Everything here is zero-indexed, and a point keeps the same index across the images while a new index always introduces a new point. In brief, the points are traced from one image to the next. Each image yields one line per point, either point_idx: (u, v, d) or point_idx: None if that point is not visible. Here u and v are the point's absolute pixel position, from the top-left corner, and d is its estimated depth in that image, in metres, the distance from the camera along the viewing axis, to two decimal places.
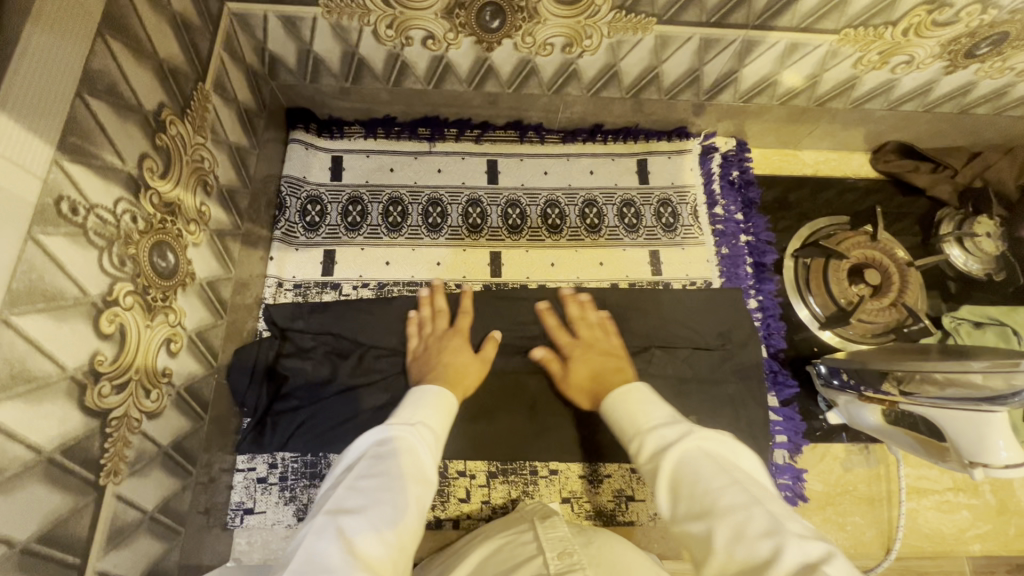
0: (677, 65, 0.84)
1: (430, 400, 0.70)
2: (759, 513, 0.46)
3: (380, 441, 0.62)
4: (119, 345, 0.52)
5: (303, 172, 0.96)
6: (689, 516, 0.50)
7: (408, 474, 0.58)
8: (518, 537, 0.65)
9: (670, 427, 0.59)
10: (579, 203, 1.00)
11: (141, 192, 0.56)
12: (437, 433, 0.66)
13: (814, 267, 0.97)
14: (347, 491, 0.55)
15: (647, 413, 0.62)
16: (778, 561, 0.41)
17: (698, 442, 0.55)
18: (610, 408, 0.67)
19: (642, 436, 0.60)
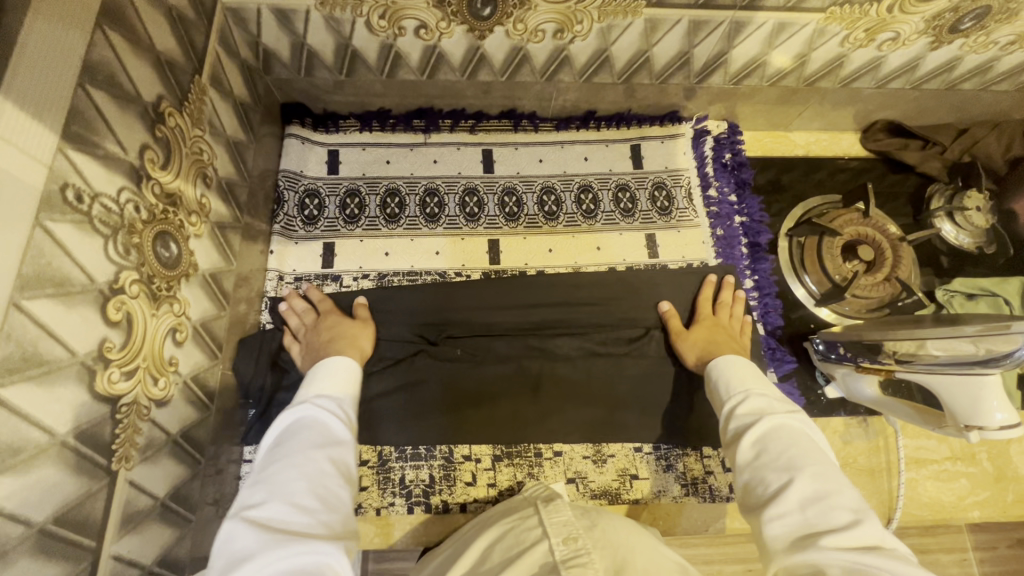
0: (666, 48, 0.85)
1: (324, 374, 0.68)
2: (849, 491, 0.50)
3: (282, 427, 0.59)
4: (126, 333, 0.53)
5: (300, 166, 0.96)
6: (768, 468, 0.54)
7: (319, 443, 0.56)
8: (522, 520, 0.66)
9: (779, 402, 0.63)
10: (575, 189, 1.01)
11: (143, 183, 0.56)
12: (339, 400, 0.64)
13: (808, 246, 0.98)
14: (254, 486, 0.51)
15: (756, 385, 0.67)
16: (857, 528, 0.46)
17: (790, 416, 0.59)
18: (720, 371, 0.72)
19: (746, 398, 0.64)
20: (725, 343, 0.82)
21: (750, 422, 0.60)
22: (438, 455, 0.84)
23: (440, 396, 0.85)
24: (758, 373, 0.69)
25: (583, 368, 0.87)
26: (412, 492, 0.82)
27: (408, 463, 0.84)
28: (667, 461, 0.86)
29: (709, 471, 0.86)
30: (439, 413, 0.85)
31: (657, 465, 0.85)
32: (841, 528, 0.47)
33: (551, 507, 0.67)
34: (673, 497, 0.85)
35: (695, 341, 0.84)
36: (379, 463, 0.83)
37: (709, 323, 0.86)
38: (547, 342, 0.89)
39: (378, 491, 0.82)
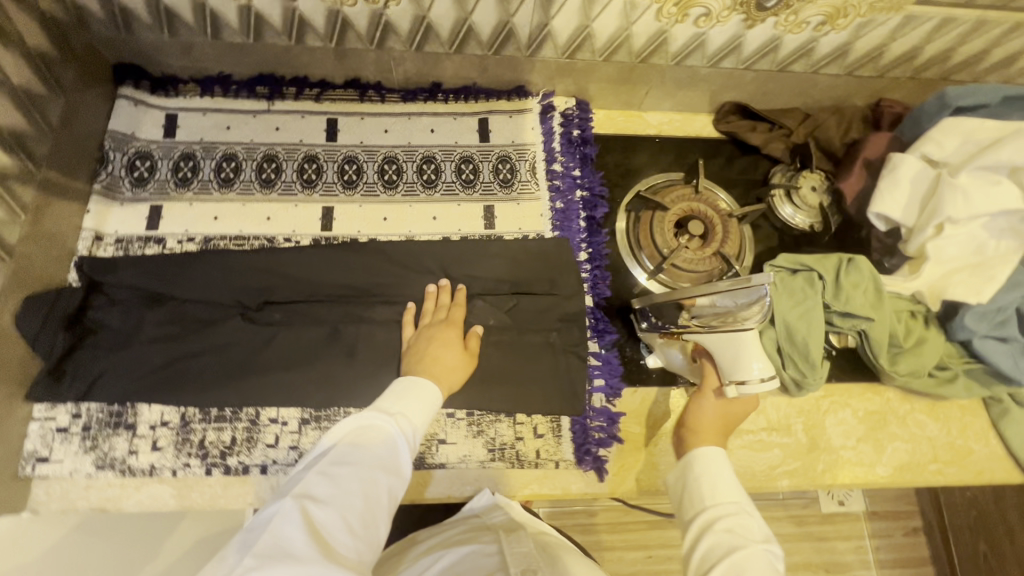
0: (484, 16, 0.86)
1: (411, 391, 0.74)
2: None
3: (362, 425, 0.68)
4: None
5: (131, 128, 0.95)
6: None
7: (381, 466, 0.64)
8: (483, 547, 0.67)
9: (757, 527, 0.64)
10: (417, 160, 1.01)
11: None
12: (417, 424, 0.71)
13: (644, 221, 0.99)
14: (318, 478, 0.61)
15: (735, 495, 0.68)
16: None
17: (765, 552, 0.61)
18: (715, 465, 0.70)
19: (728, 514, 0.65)
20: (722, 431, 0.77)
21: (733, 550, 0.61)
22: (243, 418, 0.84)
23: (251, 359, 0.85)
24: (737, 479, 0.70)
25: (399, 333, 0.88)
26: (209, 455, 0.82)
27: (211, 424, 0.83)
28: (479, 426, 0.86)
29: (520, 437, 0.86)
30: (246, 374, 0.84)
31: (467, 430, 0.85)
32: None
33: (513, 537, 0.68)
34: (479, 461, 0.85)
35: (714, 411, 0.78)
36: (181, 424, 0.82)
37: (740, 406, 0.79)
38: (367, 308, 0.89)
39: (174, 452, 0.81)
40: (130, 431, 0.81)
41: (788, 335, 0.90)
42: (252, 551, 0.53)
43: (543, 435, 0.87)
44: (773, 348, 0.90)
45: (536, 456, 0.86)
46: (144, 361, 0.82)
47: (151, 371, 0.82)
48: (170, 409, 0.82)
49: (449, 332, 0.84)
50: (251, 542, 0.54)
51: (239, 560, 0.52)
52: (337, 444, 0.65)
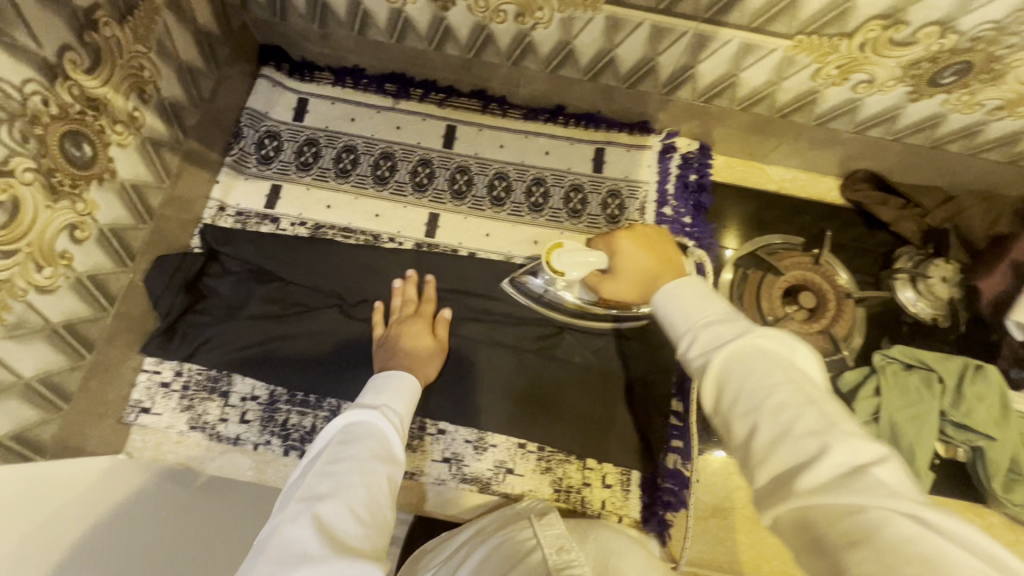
0: (629, 51, 0.84)
1: (390, 383, 0.69)
2: (843, 430, 0.41)
3: (349, 421, 0.61)
4: (10, 214, 0.57)
5: (266, 107, 0.99)
6: (732, 418, 0.46)
7: (377, 454, 0.57)
8: (516, 531, 0.65)
9: (729, 322, 0.51)
10: (528, 180, 1.00)
11: (58, 82, 0.60)
12: (403, 413, 0.66)
13: (751, 280, 0.95)
14: (314, 479, 0.53)
15: (698, 308, 0.54)
16: (825, 461, 0.39)
17: (761, 343, 0.48)
18: (661, 301, 0.57)
19: (695, 333, 0.52)
20: (658, 271, 0.63)
21: (704, 365, 0.49)
22: (326, 407, 0.87)
23: (340, 351, 0.87)
24: (692, 284, 0.56)
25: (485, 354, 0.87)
26: (290, 436, 0.85)
27: (296, 407, 0.86)
28: (547, 463, 0.85)
29: (587, 483, 0.85)
30: (333, 364, 0.86)
31: (535, 465, 0.85)
32: (819, 469, 0.39)
33: (546, 520, 0.65)
34: (544, 499, 0.84)
35: (634, 286, 0.67)
36: (269, 401, 0.86)
37: (628, 254, 0.68)
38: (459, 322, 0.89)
39: (259, 427, 0.85)
40: (223, 399, 0.85)
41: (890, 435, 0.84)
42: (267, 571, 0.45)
43: (611, 485, 0.85)
44: None
45: (601, 506, 0.84)
46: (244, 335, 0.85)
47: (248, 346, 0.85)
48: (261, 384, 0.86)
49: (417, 319, 0.83)
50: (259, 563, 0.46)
51: None
52: (327, 445, 0.58)
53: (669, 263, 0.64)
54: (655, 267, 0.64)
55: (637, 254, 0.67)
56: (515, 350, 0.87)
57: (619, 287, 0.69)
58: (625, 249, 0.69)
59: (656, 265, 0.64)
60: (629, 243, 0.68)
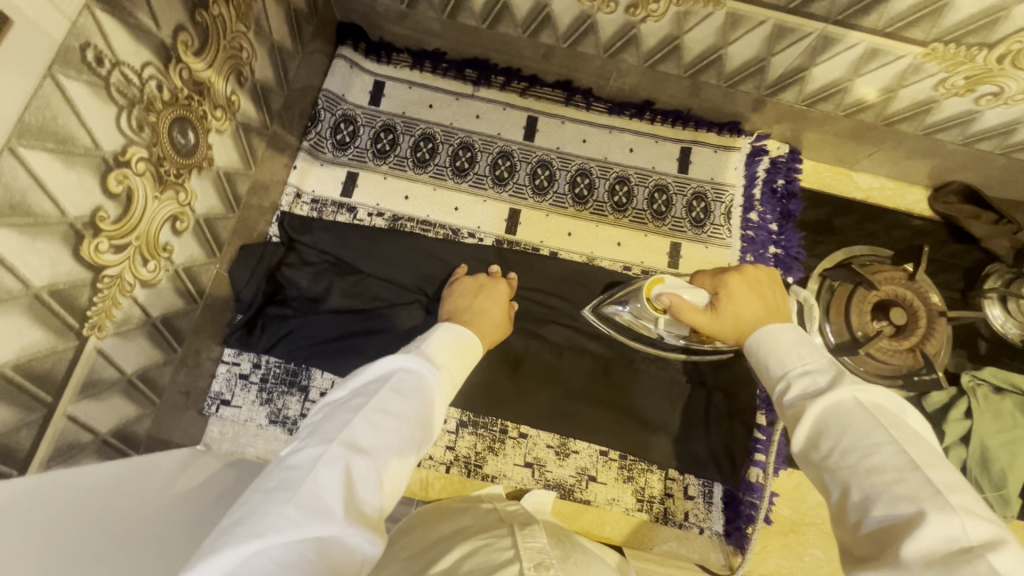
0: (743, 50, 0.79)
1: (451, 342, 0.66)
2: (950, 501, 0.37)
3: (405, 369, 0.59)
4: (124, 206, 0.54)
5: (342, 90, 0.95)
6: (824, 469, 0.44)
7: (421, 420, 0.55)
8: (497, 539, 0.58)
9: (829, 373, 0.49)
10: (611, 178, 0.97)
11: (171, 64, 0.56)
12: (453, 379, 0.64)
13: (839, 292, 0.92)
14: (362, 421, 0.51)
15: (797, 356, 0.53)
16: (925, 529, 0.36)
17: (870, 397, 0.45)
18: (759, 342, 0.57)
19: (790, 381, 0.51)
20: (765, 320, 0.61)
21: (800, 412, 0.47)
22: None
23: None
24: (803, 339, 0.54)
25: (569, 358, 0.84)
26: None
27: None
28: (630, 472, 0.84)
29: (668, 493, 0.84)
30: None
31: (618, 473, 0.84)
32: (913, 537, 0.36)
33: (527, 531, 0.59)
34: (625, 508, 0.83)
35: (735, 329, 0.63)
36: None
37: (738, 296, 0.65)
38: (543, 326, 0.86)
39: None
40: (303, 393, 0.83)
41: (979, 459, 0.82)
42: (294, 503, 0.43)
43: (693, 497, 0.84)
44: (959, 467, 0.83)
45: (682, 518, 0.83)
46: (325, 330, 0.83)
47: (328, 341, 0.83)
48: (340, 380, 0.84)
49: (499, 286, 0.81)
50: (290, 490, 0.44)
51: (276, 507, 0.43)
52: (378, 386, 0.56)
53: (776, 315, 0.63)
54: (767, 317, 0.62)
55: (747, 298, 0.65)
56: (600, 357, 0.85)
57: (719, 328, 0.65)
58: (735, 290, 0.66)
59: (763, 312, 0.62)
60: (739, 286, 0.66)
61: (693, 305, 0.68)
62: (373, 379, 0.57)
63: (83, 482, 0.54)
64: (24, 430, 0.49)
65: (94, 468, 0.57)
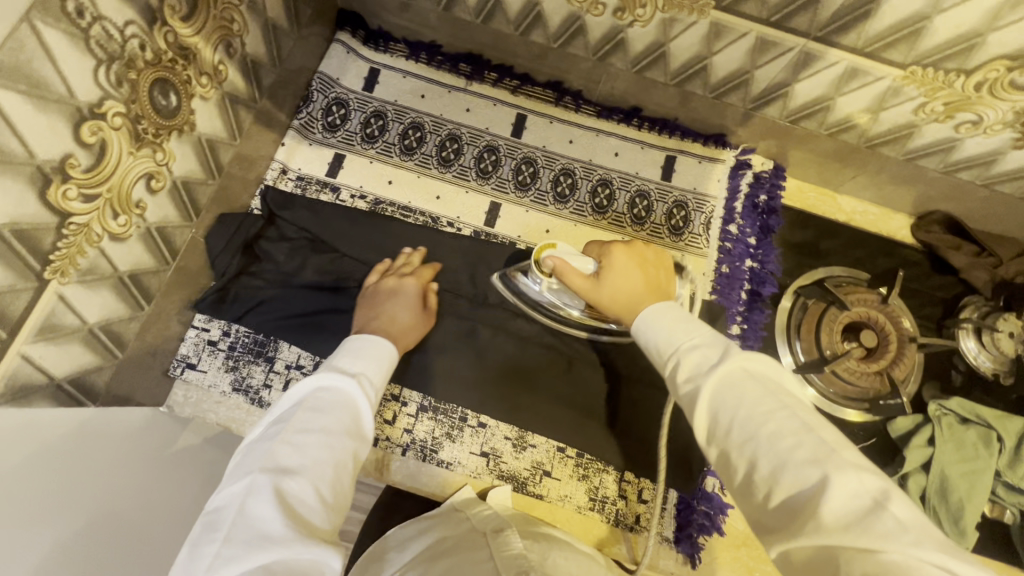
0: (727, 61, 0.80)
1: (367, 349, 0.68)
2: (843, 457, 0.42)
3: (321, 386, 0.60)
4: (96, 158, 0.55)
5: (337, 74, 0.97)
6: (728, 447, 0.46)
7: (346, 429, 0.57)
8: (470, 549, 0.56)
9: (713, 345, 0.53)
10: (593, 181, 0.98)
11: (156, 26, 0.58)
12: (376, 384, 0.65)
13: (811, 311, 0.92)
14: (284, 445, 0.52)
15: (683, 332, 0.56)
16: (832, 489, 0.39)
17: (757, 366, 0.50)
18: (643, 323, 0.60)
19: (678, 359, 0.53)
20: (644, 294, 0.65)
21: (695, 394, 0.50)
22: None
23: None
24: (688, 315, 0.58)
25: (534, 352, 0.85)
26: None
27: None
28: (585, 471, 0.84)
29: (622, 495, 0.83)
30: None
31: (573, 471, 0.83)
32: (824, 502, 0.39)
33: (502, 539, 0.59)
34: (577, 506, 0.83)
35: (617, 305, 0.66)
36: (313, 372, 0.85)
37: (621, 269, 0.68)
38: (511, 318, 0.87)
39: None
40: (268, 364, 0.84)
41: (939, 487, 0.82)
42: (224, 542, 0.44)
43: (647, 501, 0.84)
44: (916, 495, 0.83)
45: (634, 521, 0.83)
46: (296, 303, 0.84)
47: (298, 315, 0.84)
48: (306, 355, 0.85)
49: (408, 285, 0.80)
50: (221, 530, 0.45)
51: (210, 549, 0.44)
52: (295, 409, 0.56)
53: (655, 288, 0.66)
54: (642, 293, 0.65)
55: (630, 271, 0.68)
56: (564, 353, 0.85)
57: (601, 300, 0.68)
58: (617, 261, 0.69)
59: (644, 287, 0.66)
60: (623, 257, 0.69)
61: (577, 272, 0.70)
62: (289, 405, 0.57)
63: (68, 466, 0.54)
64: None
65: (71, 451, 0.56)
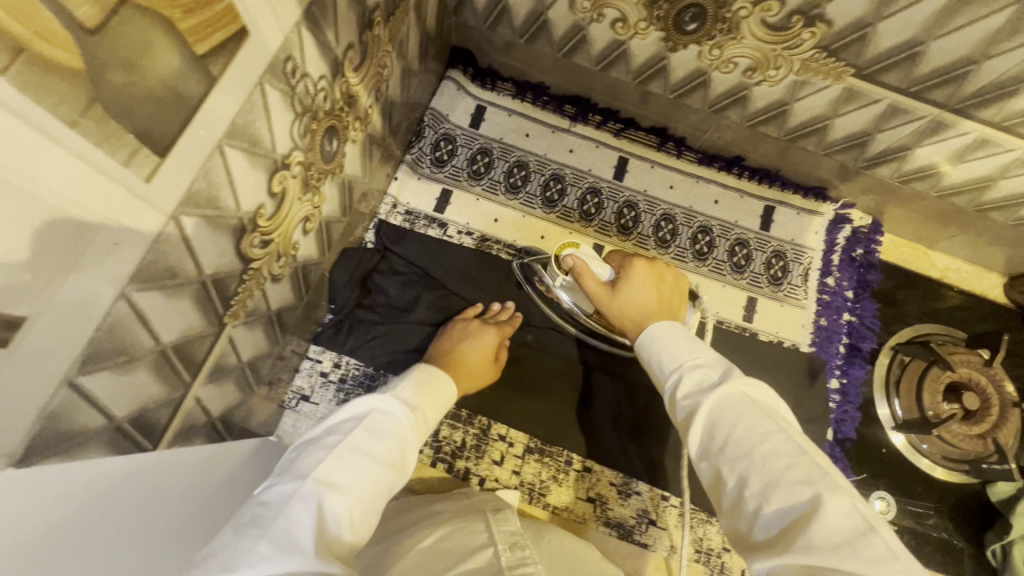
0: (850, 123, 0.81)
1: (427, 384, 0.69)
2: (836, 481, 0.43)
3: (381, 411, 0.60)
4: (277, 206, 0.57)
5: (447, 110, 0.99)
6: (721, 463, 0.48)
7: (392, 461, 0.56)
8: (468, 524, 0.65)
9: (716, 368, 0.55)
10: (694, 227, 0.99)
11: (338, 77, 0.59)
12: (426, 422, 0.65)
13: (910, 368, 0.93)
14: (337, 460, 0.51)
15: (689, 351, 0.58)
16: (822, 511, 0.40)
17: (753, 389, 0.51)
18: (654, 330, 0.63)
19: (681, 375, 0.55)
20: (653, 311, 0.68)
21: (694, 409, 0.52)
22: (475, 424, 0.85)
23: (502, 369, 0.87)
24: (698, 341, 0.60)
25: (642, 400, 0.86)
26: (441, 448, 0.84)
27: (448, 420, 0.84)
28: (689, 521, 0.84)
29: (726, 548, 0.83)
30: (497, 386, 0.86)
31: (678, 521, 0.84)
32: (813, 522, 0.40)
33: (501, 517, 0.68)
34: (682, 557, 0.83)
35: (620, 313, 0.70)
36: None
37: (637, 281, 0.71)
38: (618, 363, 0.87)
39: None
40: None
41: None
42: (265, 537, 0.42)
43: None
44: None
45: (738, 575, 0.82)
46: (409, 339, 0.85)
47: (411, 351, 0.85)
48: None
49: (488, 335, 0.82)
50: (261, 525, 0.43)
51: (244, 542, 0.41)
52: (354, 425, 0.56)
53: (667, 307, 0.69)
54: (652, 309, 0.68)
55: (644, 285, 0.71)
56: None
57: (607, 303, 0.71)
58: (636, 276, 0.72)
59: (653, 304, 0.69)
60: (642, 273, 0.72)
61: (595, 275, 0.74)
62: (348, 420, 0.57)
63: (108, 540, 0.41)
64: (164, 407, 0.50)
65: (71, 526, 0.39)
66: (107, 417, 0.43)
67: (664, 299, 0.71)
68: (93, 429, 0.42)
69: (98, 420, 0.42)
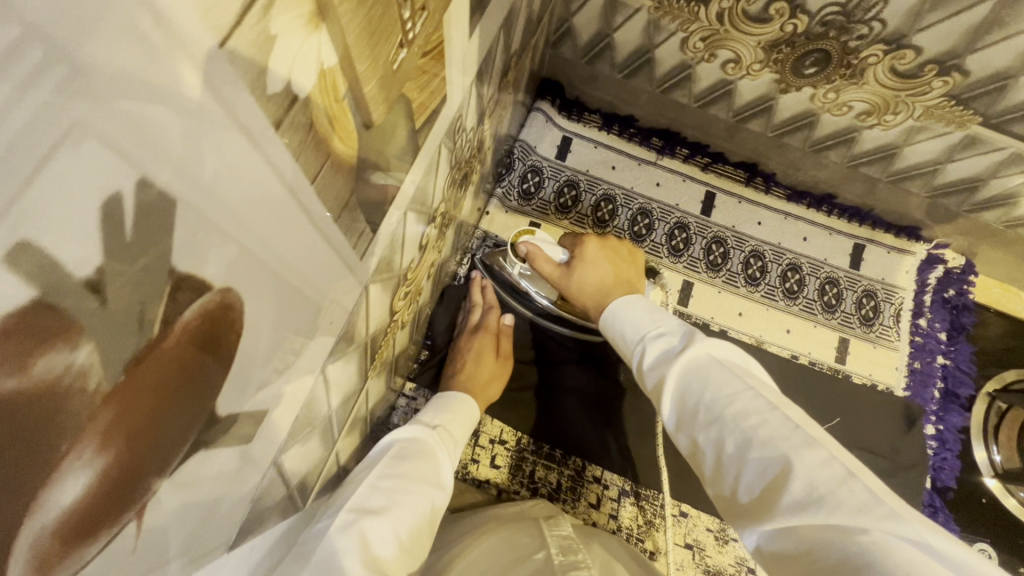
0: (963, 168, 0.81)
1: (447, 406, 0.71)
2: (809, 434, 0.41)
3: (407, 438, 0.61)
4: (420, 258, 0.56)
5: (535, 142, 0.98)
6: (696, 431, 0.46)
7: (425, 480, 0.57)
8: (523, 529, 0.67)
9: (680, 334, 0.53)
10: (783, 264, 0.97)
11: (479, 127, 0.59)
12: (452, 439, 0.67)
13: (1010, 417, 0.91)
14: (372, 487, 0.52)
15: (651, 322, 0.55)
16: (797, 468, 0.39)
17: (720, 348, 0.49)
18: (615, 311, 0.60)
19: (643, 346, 0.54)
20: (611, 286, 0.65)
21: (659, 379, 0.51)
22: (570, 466, 0.84)
23: (595, 409, 0.86)
24: (660, 309, 0.58)
25: None
26: (536, 490, 0.82)
27: (543, 461, 0.83)
28: None
29: None
30: (592, 425, 0.85)
31: None
32: (789, 485, 0.39)
33: (554, 521, 0.70)
34: None
35: (577, 292, 0.67)
36: (516, 448, 0.84)
37: (590, 257, 0.68)
38: None
39: (507, 474, 0.83)
40: (472, 438, 0.84)
41: None
42: (311, 562, 0.41)
43: None
44: None
45: None
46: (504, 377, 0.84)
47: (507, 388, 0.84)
48: (509, 430, 0.85)
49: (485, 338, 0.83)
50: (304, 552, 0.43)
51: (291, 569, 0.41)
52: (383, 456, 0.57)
53: (626, 280, 0.66)
54: (610, 285, 0.65)
55: (598, 262, 0.68)
56: None
57: (564, 284, 0.69)
58: (589, 252, 0.69)
59: (611, 279, 0.66)
60: (594, 248, 0.69)
61: (549, 258, 0.72)
62: (376, 454, 0.58)
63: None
64: (318, 467, 0.49)
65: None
66: (285, 487, 0.42)
67: (619, 271, 0.68)
68: (275, 503, 0.40)
69: (281, 492, 0.40)
